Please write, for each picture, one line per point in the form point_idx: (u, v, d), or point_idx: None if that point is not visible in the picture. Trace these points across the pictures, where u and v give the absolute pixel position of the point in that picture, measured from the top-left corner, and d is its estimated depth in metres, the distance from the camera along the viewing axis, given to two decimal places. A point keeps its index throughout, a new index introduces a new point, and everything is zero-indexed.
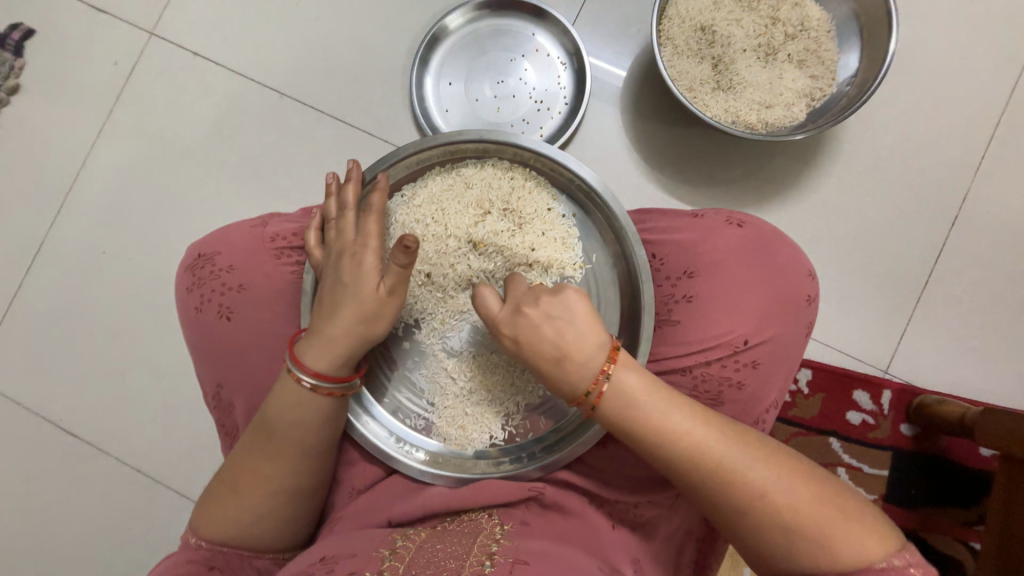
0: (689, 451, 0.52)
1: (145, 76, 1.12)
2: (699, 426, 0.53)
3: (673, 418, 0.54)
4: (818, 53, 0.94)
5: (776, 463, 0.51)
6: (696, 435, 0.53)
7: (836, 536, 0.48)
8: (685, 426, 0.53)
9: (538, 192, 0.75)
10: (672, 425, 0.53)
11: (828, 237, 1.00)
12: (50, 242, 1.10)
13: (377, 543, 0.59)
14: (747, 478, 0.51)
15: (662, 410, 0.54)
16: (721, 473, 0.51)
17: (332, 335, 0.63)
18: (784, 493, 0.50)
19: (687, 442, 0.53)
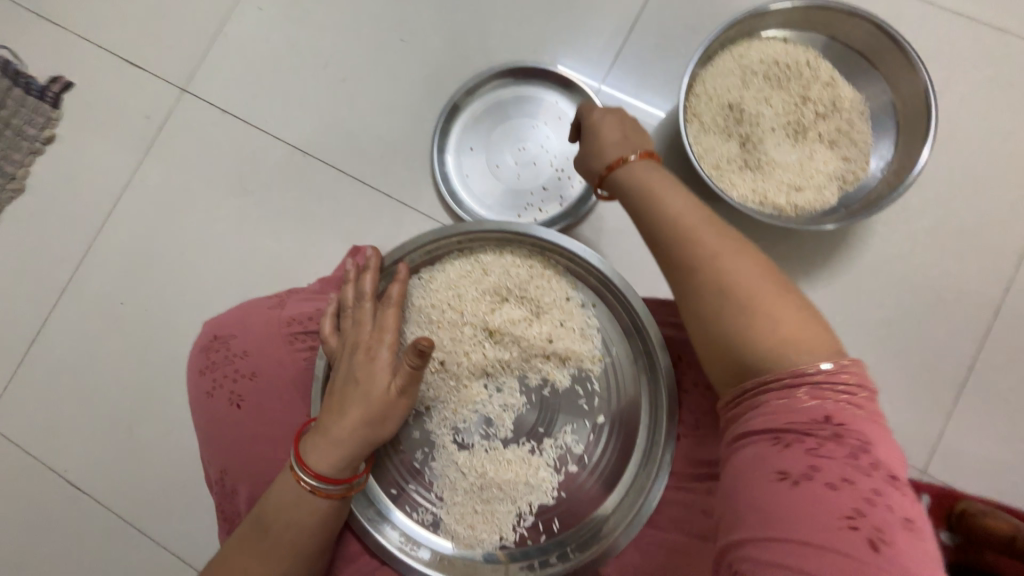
0: (699, 256, 0.51)
1: (175, 130, 1.14)
2: (705, 218, 0.53)
3: (680, 203, 0.54)
4: (851, 134, 0.91)
5: (782, 291, 0.48)
6: (700, 225, 0.52)
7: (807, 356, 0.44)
8: (694, 215, 0.53)
9: (557, 280, 0.73)
10: (682, 212, 0.54)
11: (859, 320, 0.96)
12: (71, 288, 1.12)
13: None
14: (743, 290, 0.47)
15: (680, 202, 0.54)
16: (718, 278, 0.49)
17: (338, 435, 0.61)
18: (791, 331, 0.45)
19: (691, 231, 0.52)
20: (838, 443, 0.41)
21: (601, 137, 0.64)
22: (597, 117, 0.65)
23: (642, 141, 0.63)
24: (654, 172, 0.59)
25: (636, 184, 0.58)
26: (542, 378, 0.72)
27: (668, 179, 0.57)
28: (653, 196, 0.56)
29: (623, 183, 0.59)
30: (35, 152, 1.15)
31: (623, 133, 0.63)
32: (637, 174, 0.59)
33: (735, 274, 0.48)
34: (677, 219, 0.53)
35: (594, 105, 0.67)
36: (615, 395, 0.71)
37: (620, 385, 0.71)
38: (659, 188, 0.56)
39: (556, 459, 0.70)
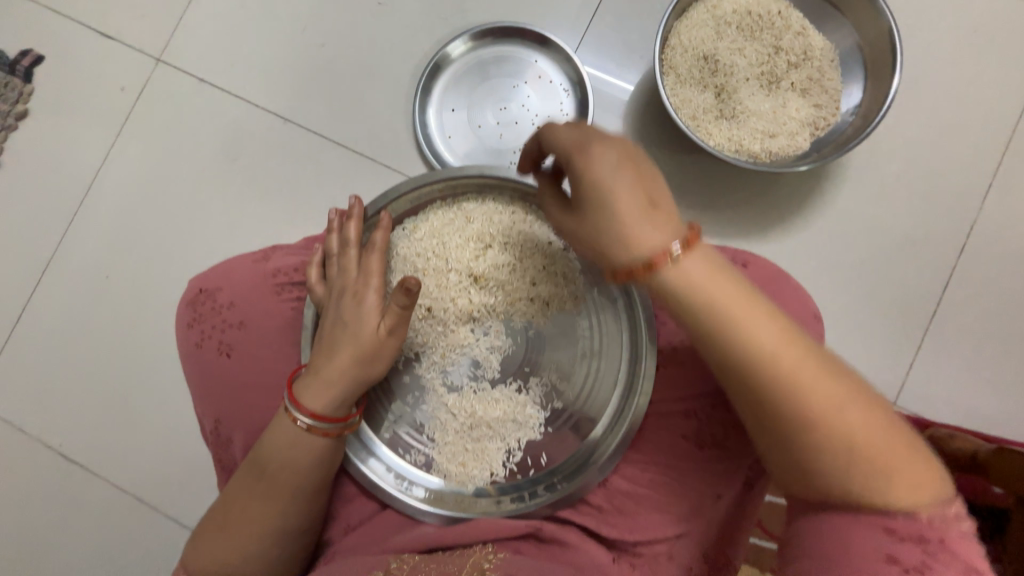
0: (782, 390, 0.47)
1: (152, 102, 1.13)
2: (791, 339, 0.48)
3: (764, 328, 0.48)
4: (822, 82, 0.93)
5: (863, 397, 0.47)
6: (792, 353, 0.47)
7: (898, 471, 0.46)
8: (782, 342, 0.48)
9: (539, 226, 0.75)
10: (771, 342, 0.48)
11: (834, 265, 0.99)
12: (55, 265, 1.11)
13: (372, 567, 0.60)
14: (824, 414, 0.46)
15: (764, 325, 0.48)
16: (814, 412, 0.47)
17: (329, 375, 0.62)
18: (873, 439, 0.46)
19: (789, 370, 0.47)
20: (945, 552, 0.44)
21: (622, 225, 0.50)
22: (608, 185, 0.50)
23: (665, 206, 0.50)
24: (703, 256, 0.49)
25: (682, 291, 0.49)
26: (526, 321, 0.74)
27: (719, 270, 0.50)
28: (730, 328, 0.48)
29: (678, 290, 0.49)
30: (9, 129, 1.13)
31: (645, 204, 0.50)
32: (698, 288, 0.49)
33: (827, 403, 0.47)
34: (769, 352, 0.47)
35: (598, 163, 0.50)
36: (597, 336, 0.73)
37: (602, 324, 0.73)
38: (732, 308, 0.48)
39: (542, 397, 0.73)
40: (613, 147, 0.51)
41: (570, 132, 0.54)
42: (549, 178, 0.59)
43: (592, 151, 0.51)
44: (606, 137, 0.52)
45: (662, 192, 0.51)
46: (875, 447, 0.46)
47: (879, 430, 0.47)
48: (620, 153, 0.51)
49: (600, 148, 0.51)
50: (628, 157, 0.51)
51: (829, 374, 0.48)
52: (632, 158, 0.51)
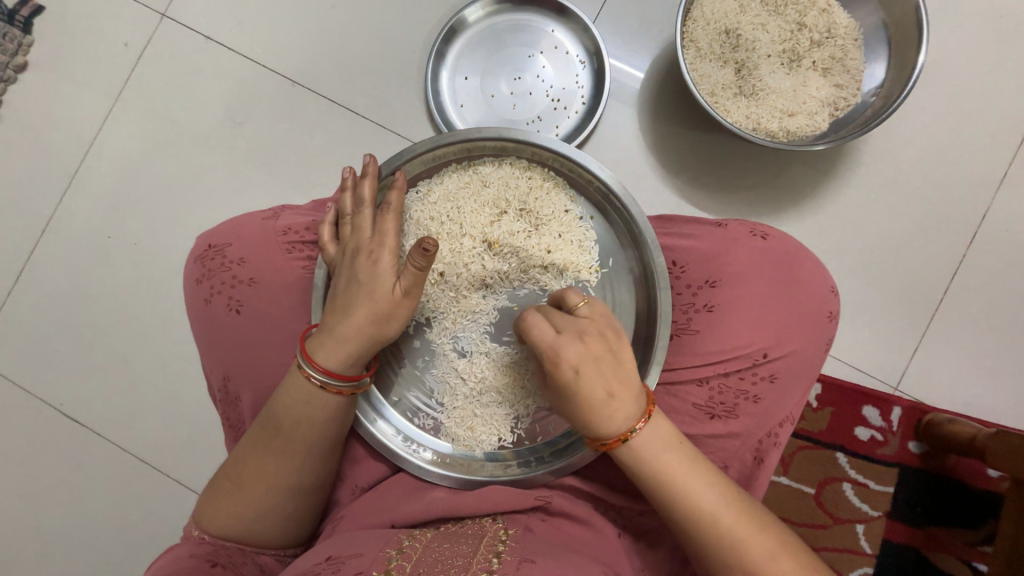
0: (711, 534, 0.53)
1: (156, 59, 1.10)
2: (724, 496, 0.54)
3: (701, 487, 0.54)
4: (844, 61, 0.92)
5: (788, 547, 0.53)
6: (727, 511, 0.53)
7: None
8: (716, 499, 0.54)
9: (556, 193, 0.74)
10: (708, 499, 0.54)
11: (844, 251, 0.99)
12: (56, 223, 1.09)
13: (383, 543, 0.56)
14: (747, 555, 0.52)
15: (700, 485, 0.54)
16: (745, 563, 0.52)
17: (345, 333, 0.63)
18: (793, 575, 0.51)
19: (722, 527, 0.53)
20: None
21: (590, 414, 0.55)
22: (576, 381, 0.54)
23: (629, 389, 0.54)
24: (658, 434, 0.55)
25: (637, 460, 0.55)
26: (539, 289, 0.73)
27: (667, 434, 0.56)
28: (673, 492, 0.54)
29: (635, 461, 0.55)
30: (7, 81, 1.10)
31: (608, 392, 0.54)
32: (649, 455, 0.55)
33: (758, 555, 0.52)
34: (707, 512, 0.53)
35: (566, 370, 0.54)
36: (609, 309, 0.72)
37: (616, 296, 0.73)
38: (673, 468, 0.55)
39: None
40: (581, 338, 0.54)
41: (541, 318, 0.57)
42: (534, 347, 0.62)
43: (559, 345, 0.55)
44: (577, 326, 0.55)
45: (627, 378, 0.55)
46: None
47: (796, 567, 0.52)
48: (588, 344, 0.54)
49: (567, 342, 0.54)
50: (596, 342, 0.55)
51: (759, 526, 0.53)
52: (597, 344, 0.55)
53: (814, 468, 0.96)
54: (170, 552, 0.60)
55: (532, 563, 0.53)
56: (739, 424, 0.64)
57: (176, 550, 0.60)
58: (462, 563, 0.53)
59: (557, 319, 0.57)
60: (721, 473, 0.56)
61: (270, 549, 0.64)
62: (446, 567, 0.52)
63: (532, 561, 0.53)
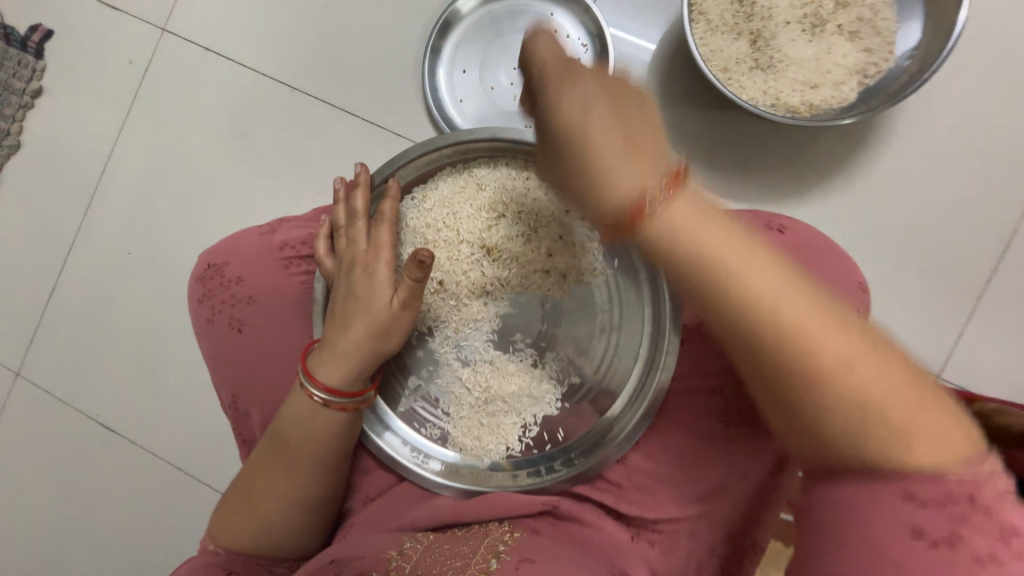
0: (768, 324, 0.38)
1: (161, 75, 1.11)
2: (800, 290, 0.38)
3: (758, 272, 0.39)
4: (873, 23, 0.83)
5: (903, 378, 0.37)
6: (796, 303, 0.38)
7: (934, 456, 0.35)
8: (787, 293, 0.38)
9: (555, 193, 0.71)
10: (778, 301, 0.38)
11: (877, 232, 0.91)
12: (80, 241, 1.13)
13: (387, 544, 0.58)
14: (836, 374, 0.37)
15: (750, 265, 0.39)
16: (818, 368, 0.37)
17: (345, 348, 0.62)
18: (897, 401, 0.36)
19: (794, 329, 0.38)
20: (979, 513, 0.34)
21: (584, 134, 0.46)
22: (562, 102, 0.47)
23: (641, 121, 0.46)
24: (690, 200, 0.42)
25: (655, 184, 0.42)
26: (542, 294, 0.72)
27: (699, 203, 0.42)
28: (719, 270, 0.40)
29: (659, 198, 0.42)
30: (26, 107, 1.14)
31: (625, 151, 0.44)
32: (673, 201, 0.41)
33: (849, 361, 0.37)
34: (770, 304, 0.38)
35: (565, 95, 0.47)
36: (617, 308, 0.71)
37: (622, 296, 0.71)
38: (710, 234, 0.41)
39: (559, 372, 0.72)
40: (581, 71, 0.48)
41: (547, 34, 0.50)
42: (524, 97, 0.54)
43: (571, 120, 0.47)
44: (577, 62, 0.49)
45: (637, 114, 0.46)
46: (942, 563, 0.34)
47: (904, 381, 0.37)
48: (590, 76, 0.47)
49: (566, 67, 0.48)
50: (604, 86, 0.47)
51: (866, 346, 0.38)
52: (609, 83, 0.47)
53: None
54: (188, 564, 0.62)
55: (529, 563, 0.54)
56: None
57: (193, 562, 0.62)
58: (460, 564, 0.54)
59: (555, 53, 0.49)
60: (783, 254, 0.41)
61: (286, 559, 0.65)
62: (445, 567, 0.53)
63: (531, 560, 0.54)
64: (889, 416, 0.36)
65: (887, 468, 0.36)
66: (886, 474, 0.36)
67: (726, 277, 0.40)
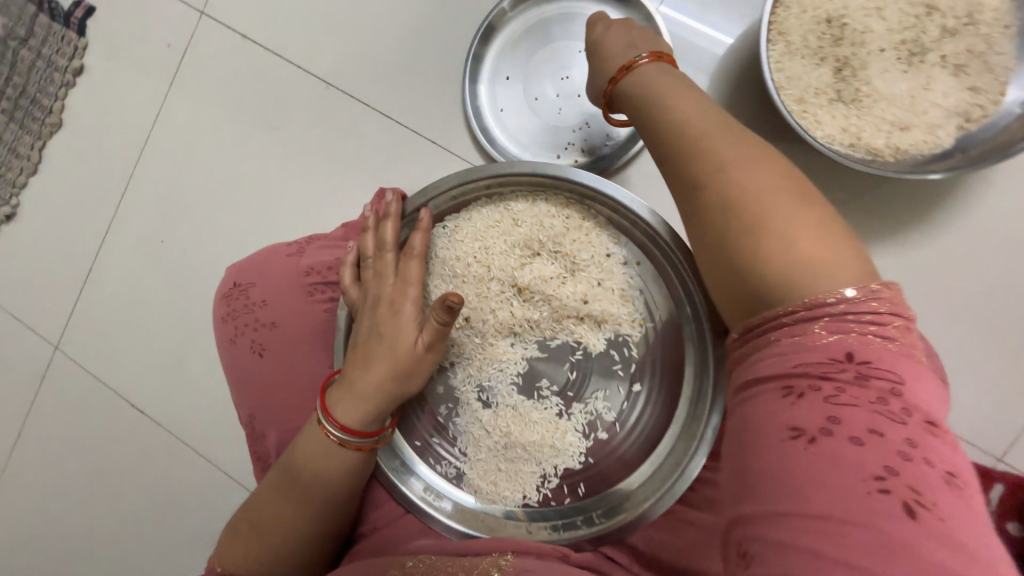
0: (695, 149, 0.46)
1: (198, 60, 1.08)
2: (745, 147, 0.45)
3: (697, 111, 0.48)
4: (986, 56, 0.72)
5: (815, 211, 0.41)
6: (729, 153, 0.45)
7: (831, 269, 0.38)
8: (720, 130, 0.47)
9: (597, 234, 0.65)
10: (727, 157, 0.45)
11: (955, 292, 0.81)
12: (116, 223, 1.14)
13: (391, 563, 0.60)
14: (747, 183, 0.43)
15: (695, 111, 0.48)
16: (739, 194, 0.43)
17: (365, 389, 0.59)
18: (806, 232, 0.40)
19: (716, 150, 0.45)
20: (863, 390, 0.34)
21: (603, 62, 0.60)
22: (599, 46, 0.62)
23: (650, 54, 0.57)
24: (663, 72, 0.54)
25: (637, 88, 0.54)
26: (573, 340, 0.66)
27: (673, 74, 0.53)
28: (680, 122, 0.48)
29: (638, 88, 0.54)
30: (68, 85, 1.14)
31: (631, 46, 0.59)
32: (646, 85, 0.53)
33: (760, 193, 0.42)
34: (701, 139, 0.46)
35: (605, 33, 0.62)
36: (655, 364, 0.65)
37: (661, 351, 0.65)
38: (668, 94, 0.51)
39: (586, 425, 0.67)
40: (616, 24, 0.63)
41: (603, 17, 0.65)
42: None
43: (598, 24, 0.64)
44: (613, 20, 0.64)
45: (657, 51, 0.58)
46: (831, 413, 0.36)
47: (815, 220, 0.41)
48: (617, 28, 0.62)
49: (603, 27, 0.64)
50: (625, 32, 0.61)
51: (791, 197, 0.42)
52: (631, 30, 0.61)
53: None
54: None
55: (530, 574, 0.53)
56: None
57: None
58: None
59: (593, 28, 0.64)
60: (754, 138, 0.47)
61: None
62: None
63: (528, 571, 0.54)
64: (789, 227, 0.40)
65: (804, 310, 0.38)
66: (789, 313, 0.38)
67: (679, 134, 0.48)
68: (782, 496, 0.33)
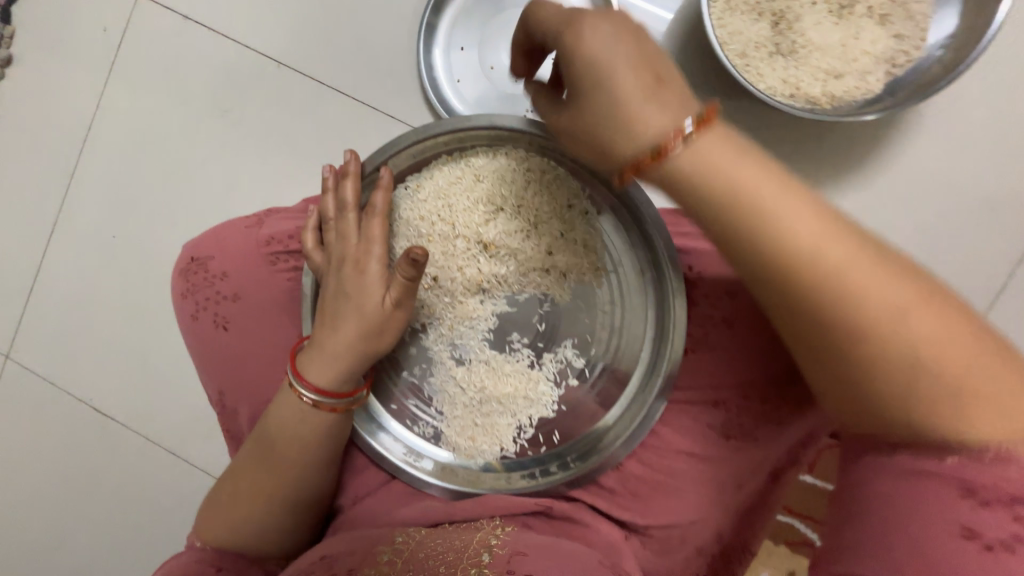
0: (822, 272, 0.39)
1: (140, 44, 1.04)
2: (836, 230, 0.40)
3: (803, 220, 0.40)
4: (905, 6, 0.77)
5: (936, 302, 0.39)
6: (853, 272, 0.39)
7: (981, 391, 0.38)
8: (829, 236, 0.40)
9: (558, 185, 0.66)
10: (845, 282, 0.39)
11: (894, 230, 0.87)
12: (62, 221, 1.09)
13: (377, 540, 0.58)
14: (880, 304, 0.38)
15: (802, 221, 0.40)
16: (875, 316, 0.39)
17: (336, 350, 0.59)
18: (953, 343, 0.38)
19: (841, 271, 0.39)
20: (982, 462, 0.38)
21: (615, 124, 0.43)
22: (596, 90, 0.43)
23: (676, 105, 0.42)
24: (728, 143, 0.42)
25: (706, 181, 0.41)
26: (540, 292, 0.67)
27: (745, 155, 0.42)
28: (760, 207, 0.40)
29: (699, 189, 0.42)
30: None
31: (648, 78, 0.42)
32: (717, 178, 0.41)
33: (894, 310, 0.38)
34: (820, 258, 0.39)
35: (594, 38, 0.42)
36: (620, 309, 0.67)
37: (626, 296, 0.67)
38: (760, 193, 0.40)
39: (557, 374, 0.68)
40: (612, 30, 0.43)
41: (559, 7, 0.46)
42: (538, 83, 0.51)
43: (589, 26, 0.43)
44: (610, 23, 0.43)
45: (663, 62, 0.43)
46: (932, 413, 0.39)
47: (942, 313, 0.38)
48: (621, 41, 0.42)
49: (596, 34, 0.42)
50: (632, 51, 0.42)
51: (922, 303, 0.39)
52: (635, 51, 0.43)
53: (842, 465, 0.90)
54: (175, 558, 0.62)
55: (524, 556, 0.54)
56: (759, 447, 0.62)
57: (180, 557, 0.62)
58: (453, 558, 0.54)
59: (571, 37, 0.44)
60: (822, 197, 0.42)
61: (275, 556, 0.65)
62: (436, 564, 0.53)
63: (522, 554, 0.54)
64: (925, 338, 0.38)
65: (945, 437, 0.39)
66: (930, 434, 0.39)
67: (792, 261, 0.40)
68: (874, 521, 0.40)
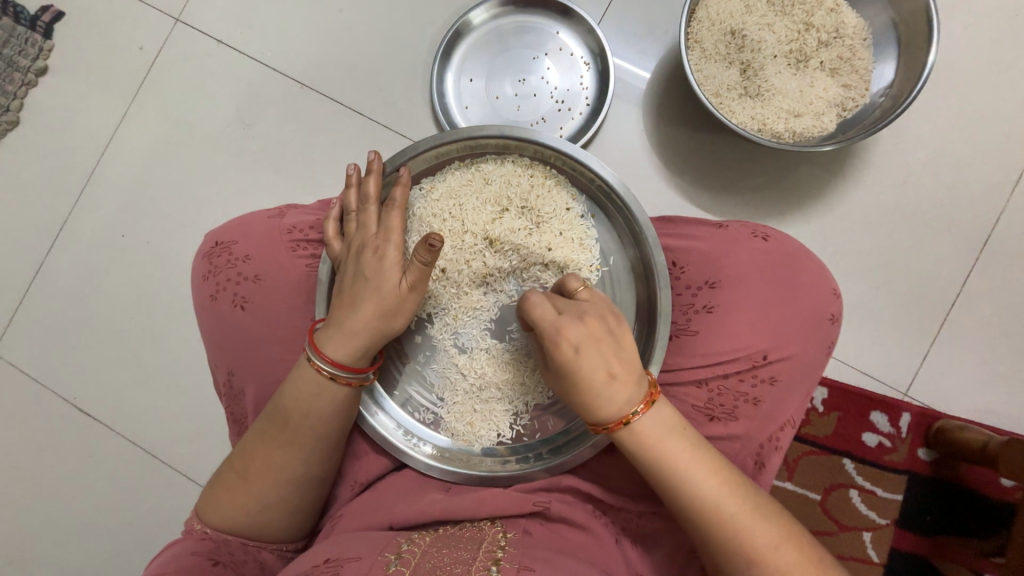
0: (718, 519, 0.55)
1: (172, 64, 1.13)
2: (729, 486, 0.56)
3: (704, 475, 0.56)
4: (852, 61, 0.91)
5: (795, 538, 0.55)
6: (729, 501, 0.55)
7: None
8: (720, 487, 0.56)
9: (557, 191, 0.74)
10: (722, 498, 0.55)
11: (853, 253, 0.97)
12: (72, 221, 1.12)
13: (382, 546, 0.57)
14: (761, 555, 0.53)
15: (702, 474, 0.56)
16: (749, 554, 0.54)
17: (352, 328, 0.63)
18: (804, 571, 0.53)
19: (727, 516, 0.55)
20: None
21: (589, 401, 0.56)
22: (576, 360, 0.55)
23: (629, 373, 0.56)
24: (661, 418, 0.57)
25: (643, 442, 0.56)
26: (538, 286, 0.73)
27: (667, 418, 0.57)
28: (673, 466, 0.56)
29: (637, 443, 0.56)
30: (29, 84, 1.14)
31: (608, 374, 0.55)
32: (649, 439, 0.56)
33: (766, 546, 0.54)
34: (710, 499, 0.55)
35: (571, 347, 0.55)
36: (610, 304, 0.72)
37: (617, 292, 0.72)
38: (674, 453, 0.56)
39: None
40: (583, 318, 0.56)
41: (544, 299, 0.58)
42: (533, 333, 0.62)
43: (563, 325, 0.56)
44: (578, 307, 0.57)
45: (625, 359, 0.56)
46: None
47: (800, 555, 0.54)
48: (588, 326, 0.56)
49: (570, 322, 0.56)
50: (597, 324, 0.56)
51: (771, 524, 0.55)
52: (599, 326, 0.56)
53: (820, 473, 0.94)
54: (173, 545, 0.61)
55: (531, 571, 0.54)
56: (739, 427, 0.63)
57: (178, 544, 0.61)
58: (462, 569, 0.54)
59: (558, 302, 0.58)
60: (728, 465, 0.58)
61: (271, 544, 0.65)
62: None
63: (531, 569, 0.54)
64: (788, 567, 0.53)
65: None
66: None
67: (700, 515, 0.55)
68: None
